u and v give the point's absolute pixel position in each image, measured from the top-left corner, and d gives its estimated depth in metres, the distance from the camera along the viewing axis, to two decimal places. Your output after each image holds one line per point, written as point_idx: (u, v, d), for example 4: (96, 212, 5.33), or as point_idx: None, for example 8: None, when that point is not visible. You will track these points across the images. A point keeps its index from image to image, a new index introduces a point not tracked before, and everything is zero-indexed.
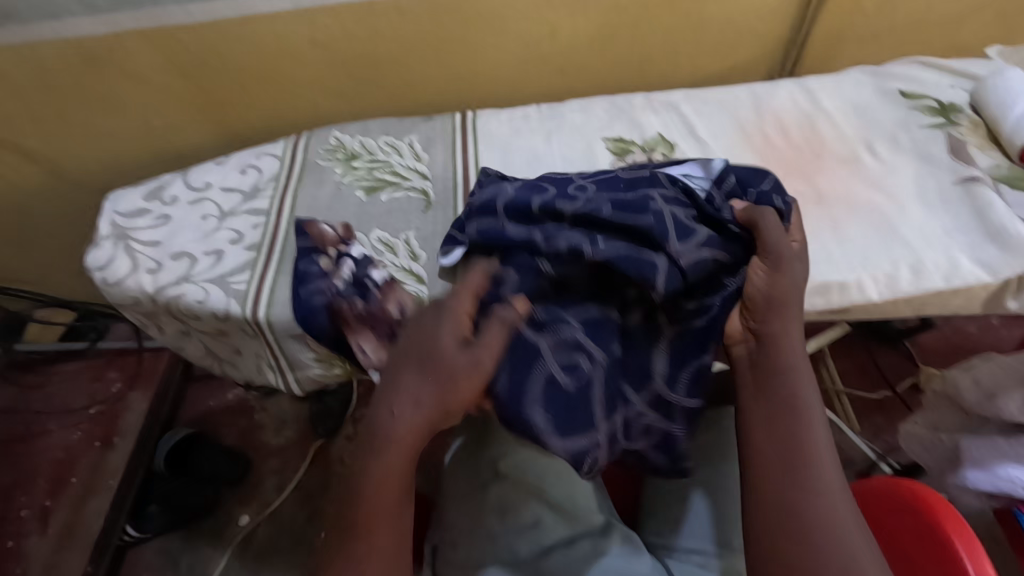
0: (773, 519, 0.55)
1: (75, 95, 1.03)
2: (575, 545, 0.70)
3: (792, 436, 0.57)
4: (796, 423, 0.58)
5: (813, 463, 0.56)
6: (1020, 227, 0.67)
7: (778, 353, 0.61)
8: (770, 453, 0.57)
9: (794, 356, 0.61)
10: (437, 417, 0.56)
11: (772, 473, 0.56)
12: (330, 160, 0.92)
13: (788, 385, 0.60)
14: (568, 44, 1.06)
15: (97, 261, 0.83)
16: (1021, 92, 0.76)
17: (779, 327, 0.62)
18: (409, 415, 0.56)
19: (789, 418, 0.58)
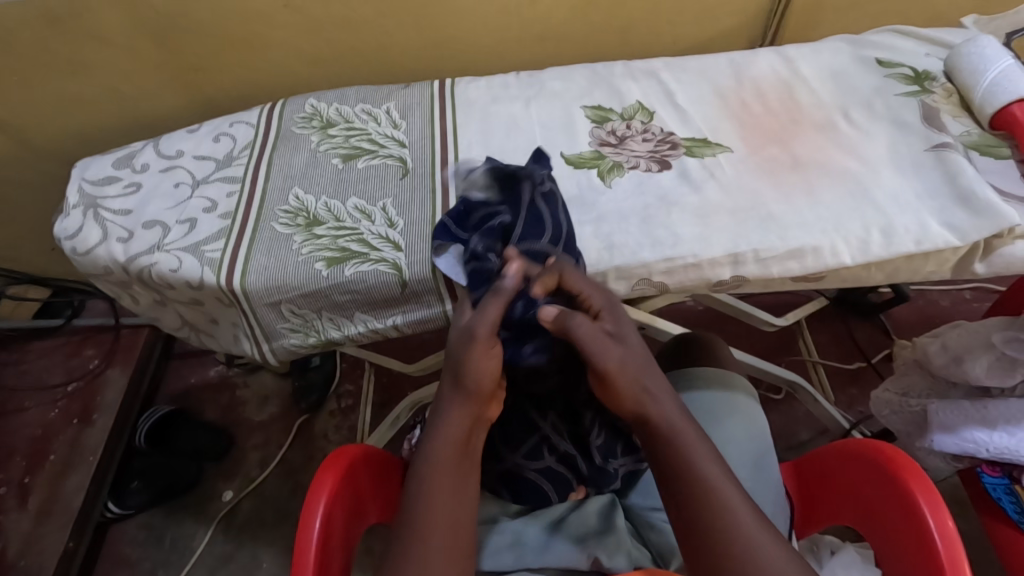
0: None
1: (39, 59, 1.00)
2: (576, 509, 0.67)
3: (704, 506, 0.53)
4: (699, 491, 0.54)
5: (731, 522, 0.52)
6: (988, 192, 0.68)
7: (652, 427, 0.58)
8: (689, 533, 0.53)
9: (670, 419, 0.58)
10: (478, 411, 0.60)
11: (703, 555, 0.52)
12: (305, 128, 0.90)
13: (676, 453, 0.56)
14: (549, 10, 1.05)
15: (66, 229, 0.82)
16: (993, 59, 0.77)
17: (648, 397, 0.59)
18: (453, 423, 0.59)
19: (675, 454, 0.56)
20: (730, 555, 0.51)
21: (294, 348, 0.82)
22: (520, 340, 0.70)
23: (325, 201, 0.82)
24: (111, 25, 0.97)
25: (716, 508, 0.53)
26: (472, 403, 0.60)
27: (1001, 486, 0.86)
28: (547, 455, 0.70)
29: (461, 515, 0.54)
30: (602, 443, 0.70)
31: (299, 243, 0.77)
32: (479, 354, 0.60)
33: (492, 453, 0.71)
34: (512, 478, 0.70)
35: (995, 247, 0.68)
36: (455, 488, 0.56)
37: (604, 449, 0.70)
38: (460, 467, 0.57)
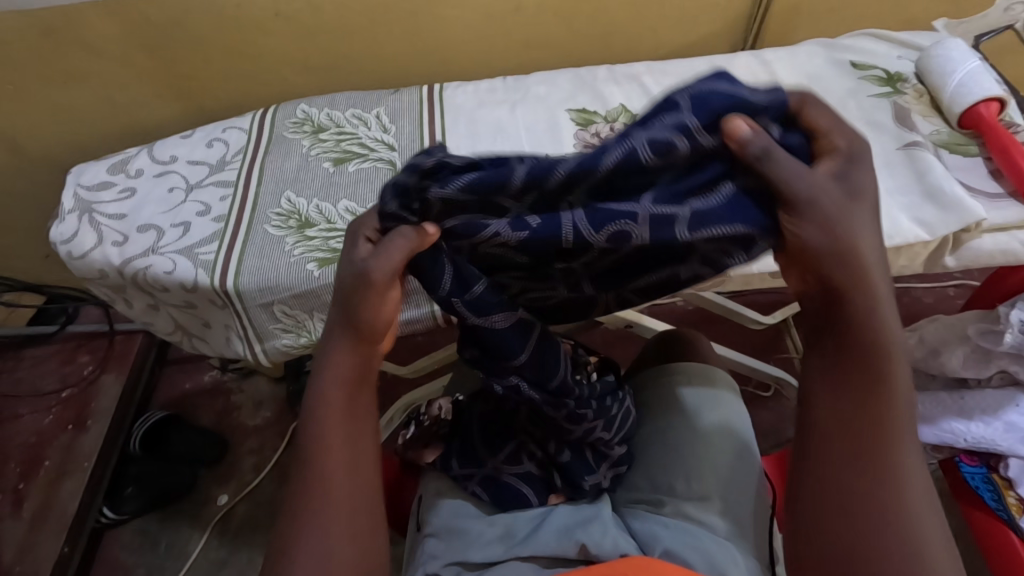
0: (822, 497, 0.46)
1: (34, 68, 1.02)
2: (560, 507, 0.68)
3: (862, 406, 0.47)
4: (871, 382, 0.47)
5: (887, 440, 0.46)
6: (956, 188, 0.71)
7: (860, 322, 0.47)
8: (829, 425, 0.48)
9: (884, 322, 0.47)
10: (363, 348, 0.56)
11: (832, 441, 0.47)
12: (297, 133, 0.92)
13: (877, 351, 0.47)
14: (534, 18, 1.07)
15: (61, 235, 0.83)
16: (960, 61, 0.80)
17: (872, 302, 0.47)
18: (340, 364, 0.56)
19: (862, 333, 0.47)
20: (861, 457, 0.46)
21: (286, 348, 0.83)
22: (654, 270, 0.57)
23: (317, 204, 0.83)
24: (104, 35, 0.99)
25: (875, 443, 0.46)
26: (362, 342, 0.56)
27: (979, 475, 0.88)
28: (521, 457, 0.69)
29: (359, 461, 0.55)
30: (570, 458, 0.68)
31: (291, 245, 0.79)
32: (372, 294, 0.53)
33: (471, 455, 0.71)
34: (493, 484, 0.69)
35: (962, 241, 0.71)
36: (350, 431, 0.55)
37: (579, 459, 0.68)
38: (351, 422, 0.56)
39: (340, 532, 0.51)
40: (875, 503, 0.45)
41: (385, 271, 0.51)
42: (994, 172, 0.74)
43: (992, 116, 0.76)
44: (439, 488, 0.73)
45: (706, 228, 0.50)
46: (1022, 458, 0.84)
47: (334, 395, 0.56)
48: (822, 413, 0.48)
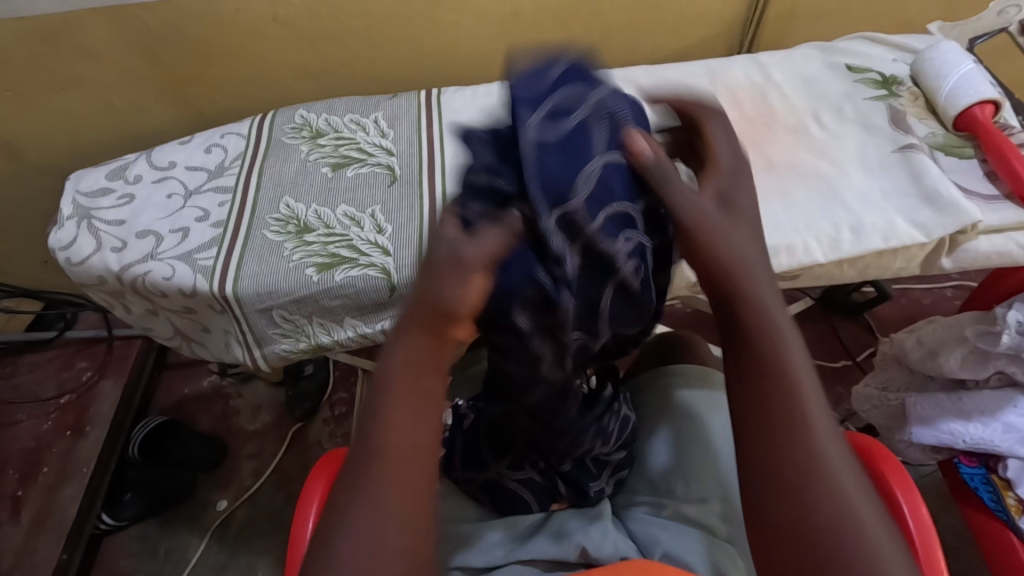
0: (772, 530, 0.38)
1: (32, 74, 1.02)
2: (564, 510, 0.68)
3: (774, 391, 0.40)
4: (771, 373, 0.40)
5: (803, 420, 0.39)
6: (952, 190, 0.71)
7: (742, 312, 0.42)
8: (755, 452, 0.39)
9: (760, 300, 0.42)
10: (439, 341, 0.44)
11: (753, 465, 0.39)
12: (295, 138, 0.92)
13: (758, 326, 0.42)
14: (532, 22, 1.08)
15: (60, 241, 0.83)
16: (954, 64, 0.80)
17: (735, 273, 0.43)
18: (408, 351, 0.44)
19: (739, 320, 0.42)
20: (787, 460, 0.38)
21: (285, 353, 0.83)
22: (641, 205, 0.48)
23: (315, 209, 0.84)
24: (102, 41, 0.99)
25: (792, 429, 0.39)
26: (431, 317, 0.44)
27: (978, 476, 0.89)
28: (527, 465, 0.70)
29: (419, 442, 0.42)
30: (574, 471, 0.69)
31: (290, 250, 0.79)
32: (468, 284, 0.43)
33: (474, 459, 0.71)
34: (496, 487, 0.70)
35: (959, 242, 0.71)
36: (412, 411, 0.42)
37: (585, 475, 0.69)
38: (413, 411, 0.43)
39: (386, 536, 0.39)
40: (821, 507, 0.37)
41: (480, 256, 0.43)
42: (989, 174, 0.74)
43: (987, 119, 0.76)
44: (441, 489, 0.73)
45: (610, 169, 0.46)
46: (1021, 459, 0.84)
47: (403, 392, 0.43)
48: (745, 459, 0.40)
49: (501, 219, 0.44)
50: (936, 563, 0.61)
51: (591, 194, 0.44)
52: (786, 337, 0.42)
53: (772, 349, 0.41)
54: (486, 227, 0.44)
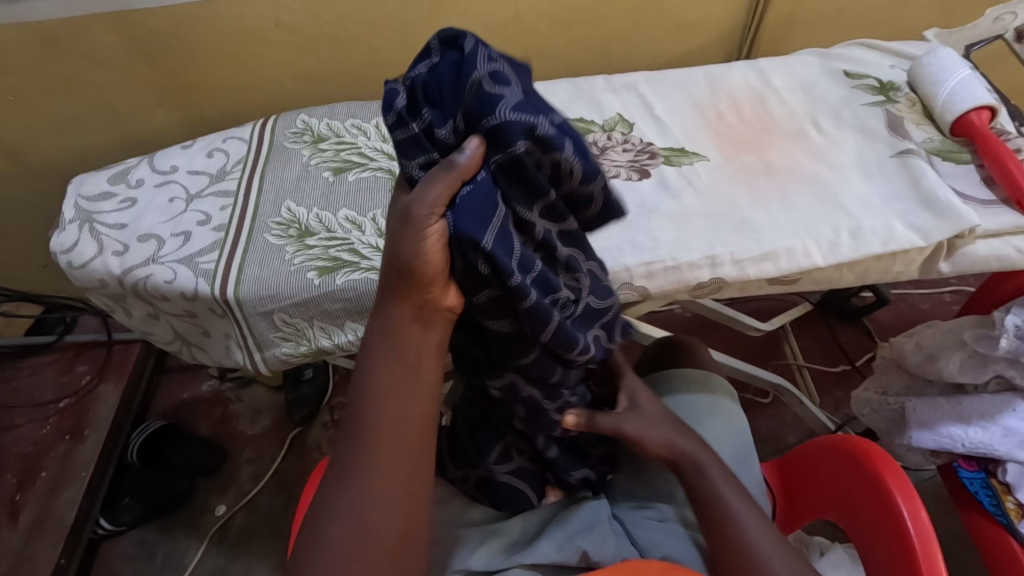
0: None
1: (34, 79, 1.03)
2: (564, 511, 0.69)
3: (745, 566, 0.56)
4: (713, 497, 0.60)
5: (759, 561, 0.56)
6: (950, 195, 0.72)
7: (700, 480, 0.61)
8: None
9: (696, 449, 0.63)
10: (416, 315, 0.51)
11: None
12: (296, 143, 0.93)
13: (708, 485, 0.60)
14: (532, 28, 1.08)
15: (62, 244, 0.83)
16: (951, 70, 0.81)
17: (703, 484, 0.61)
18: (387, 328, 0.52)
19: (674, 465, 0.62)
20: None
21: (286, 357, 0.83)
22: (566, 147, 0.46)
23: (317, 213, 0.84)
24: (104, 45, 1.00)
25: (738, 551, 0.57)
26: (416, 289, 0.50)
27: (977, 480, 0.89)
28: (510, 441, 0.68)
29: (410, 416, 0.52)
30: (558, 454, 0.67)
31: (291, 254, 0.80)
32: (415, 245, 0.47)
33: (463, 455, 0.70)
34: (488, 483, 0.68)
35: (957, 247, 0.71)
36: (402, 388, 0.52)
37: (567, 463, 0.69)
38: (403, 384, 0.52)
39: (383, 494, 0.50)
40: None
41: (424, 210, 0.45)
42: (987, 179, 0.75)
43: (983, 124, 0.77)
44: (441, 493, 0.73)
45: (526, 108, 0.44)
46: None
47: (383, 362, 0.52)
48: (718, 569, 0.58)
49: (451, 160, 0.44)
50: (936, 564, 0.60)
51: (504, 133, 0.43)
52: (727, 486, 0.60)
53: (715, 504, 0.59)
54: (432, 175, 0.45)
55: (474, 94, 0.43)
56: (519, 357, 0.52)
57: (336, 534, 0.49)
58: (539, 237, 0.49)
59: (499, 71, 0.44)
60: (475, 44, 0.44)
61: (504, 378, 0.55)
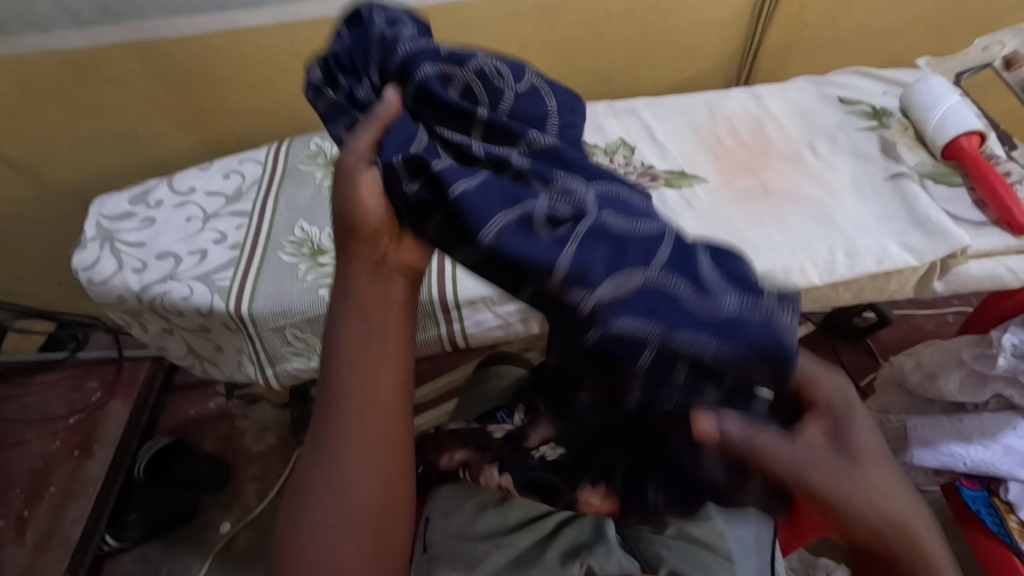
0: None
1: (60, 104, 1.07)
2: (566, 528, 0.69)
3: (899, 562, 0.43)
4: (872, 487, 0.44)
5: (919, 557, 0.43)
6: (942, 217, 0.74)
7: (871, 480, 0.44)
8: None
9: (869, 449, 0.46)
10: (372, 269, 0.55)
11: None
12: (310, 165, 0.96)
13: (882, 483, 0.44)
14: (536, 56, 1.13)
15: (83, 262, 0.86)
16: (941, 96, 0.84)
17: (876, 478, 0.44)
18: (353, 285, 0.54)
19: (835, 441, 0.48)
20: None
21: (296, 371, 0.86)
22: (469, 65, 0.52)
23: (329, 232, 0.87)
24: (127, 72, 1.05)
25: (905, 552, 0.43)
26: (366, 245, 0.54)
27: (981, 498, 0.89)
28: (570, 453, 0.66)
29: (381, 379, 0.52)
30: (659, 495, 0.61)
31: (304, 271, 0.82)
32: (355, 192, 0.52)
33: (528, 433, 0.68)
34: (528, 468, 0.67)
35: (950, 267, 0.74)
36: (368, 352, 0.52)
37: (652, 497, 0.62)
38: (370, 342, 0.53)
39: (358, 463, 0.50)
40: None
41: (359, 159, 0.52)
42: (977, 202, 0.77)
43: (973, 149, 0.80)
44: (447, 505, 0.74)
45: (422, 45, 0.53)
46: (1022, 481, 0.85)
47: (351, 318, 0.53)
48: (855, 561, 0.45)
49: (373, 112, 0.52)
50: None
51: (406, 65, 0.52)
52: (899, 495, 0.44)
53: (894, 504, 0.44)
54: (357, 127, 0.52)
55: (379, 43, 0.54)
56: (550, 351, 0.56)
57: (316, 509, 0.49)
58: (482, 154, 0.50)
59: (393, 18, 0.55)
60: (371, 8, 0.56)
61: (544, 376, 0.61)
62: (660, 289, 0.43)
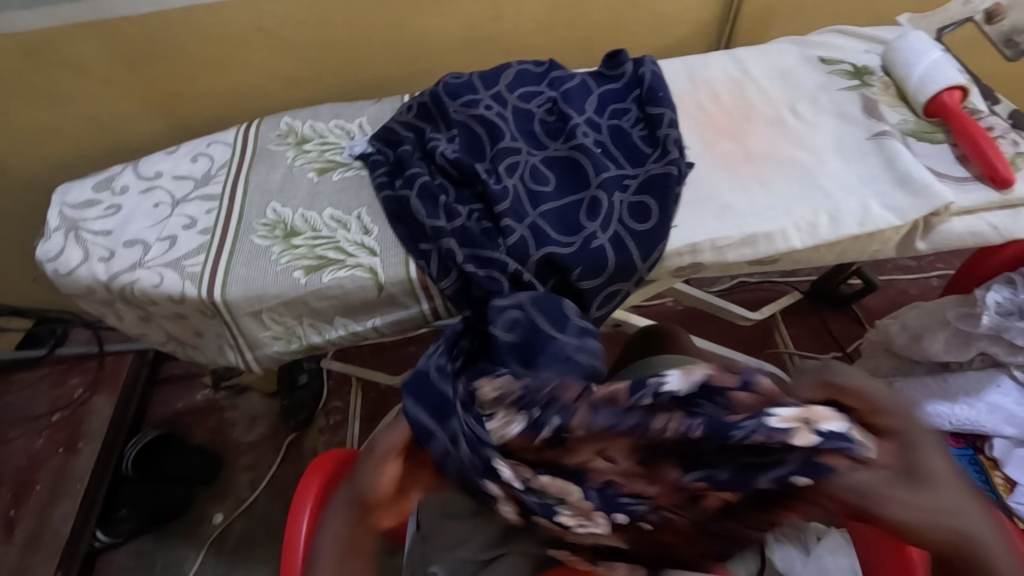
0: None
1: (17, 90, 1.03)
2: None
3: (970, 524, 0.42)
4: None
5: None
6: (923, 174, 0.73)
7: (915, 456, 0.45)
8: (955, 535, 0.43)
9: (936, 470, 0.44)
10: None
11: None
12: (281, 145, 0.93)
13: (953, 509, 0.42)
14: (513, 26, 1.10)
15: (48, 252, 0.84)
16: (922, 52, 0.82)
17: (923, 461, 0.45)
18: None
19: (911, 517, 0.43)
20: None
21: (276, 356, 0.84)
22: (412, 152, 0.86)
23: (302, 213, 0.84)
24: (87, 54, 1.00)
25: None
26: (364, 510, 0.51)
27: (966, 457, 0.89)
28: (462, 449, 0.52)
29: None
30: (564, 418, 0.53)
31: (278, 254, 0.80)
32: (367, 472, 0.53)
33: None
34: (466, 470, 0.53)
35: (933, 225, 0.73)
36: None
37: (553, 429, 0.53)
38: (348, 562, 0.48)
39: None
40: None
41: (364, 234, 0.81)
42: (961, 157, 0.76)
43: (955, 104, 0.78)
44: None
45: (383, 137, 0.90)
46: (1006, 438, 0.85)
47: None
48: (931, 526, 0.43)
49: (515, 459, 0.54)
50: None
51: (379, 140, 0.90)
52: (935, 468, 0.45)
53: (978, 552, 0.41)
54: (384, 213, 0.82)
55: (365, 144, 0.91)
56: (539, 206, 0.77)
57: None
58: (442, 141, 0.84)
59: (364, 139, 0.93)
60: (350, 143, 0.92)
61: (529, 219, 0.76)
62: (588, 84, 0.90)
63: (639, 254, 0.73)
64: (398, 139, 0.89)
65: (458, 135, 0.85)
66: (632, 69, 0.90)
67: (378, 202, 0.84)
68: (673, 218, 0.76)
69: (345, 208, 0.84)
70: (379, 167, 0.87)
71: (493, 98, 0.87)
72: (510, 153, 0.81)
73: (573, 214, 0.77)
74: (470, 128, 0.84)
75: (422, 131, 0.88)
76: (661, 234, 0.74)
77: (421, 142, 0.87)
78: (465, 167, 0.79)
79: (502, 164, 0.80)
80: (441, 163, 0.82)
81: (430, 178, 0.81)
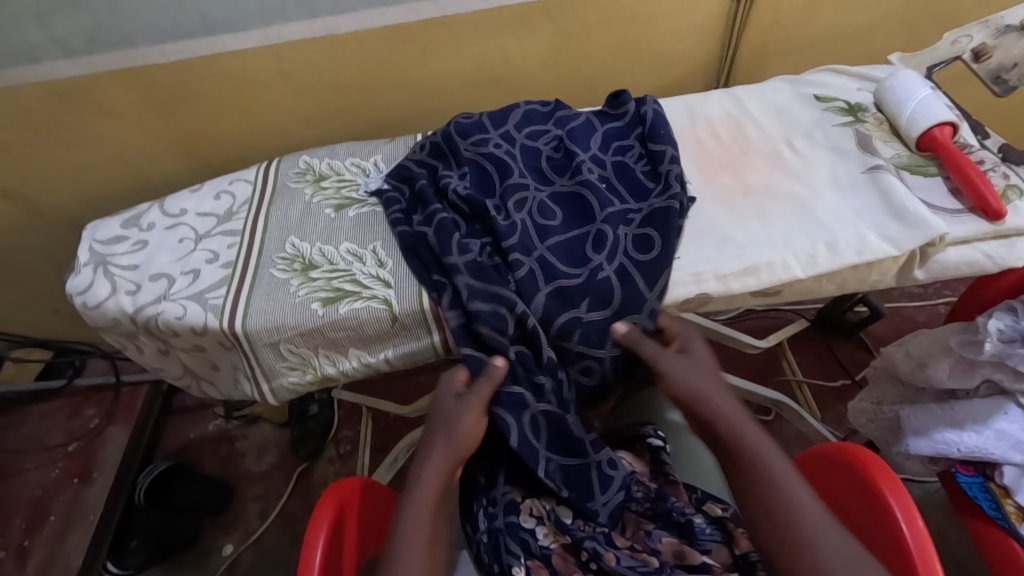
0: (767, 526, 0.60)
1: (52, 133, 1.08)
2: None
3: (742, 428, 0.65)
4: (767, 487, 0.61)
5: (767, 474, 0.62)
6: (918, 207, 0.76)
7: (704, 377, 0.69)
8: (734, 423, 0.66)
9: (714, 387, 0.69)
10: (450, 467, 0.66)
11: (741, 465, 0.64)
12: (299, 183, 0.98)
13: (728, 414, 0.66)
14: (520, 67, 1.15)
15: (77, 286, 0.87)
16: (913, 90, 0.86)
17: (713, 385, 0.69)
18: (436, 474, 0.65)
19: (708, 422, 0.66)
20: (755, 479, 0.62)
21: (292, 386, 0.86)
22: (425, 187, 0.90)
23: (319, 247, 0.88)
24: (117, 99, 1.06)
25: (753, 466, 0.62)
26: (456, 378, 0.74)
27: (976, 484, 0.89)
28: None
29: None
30: None
31: (296, 287, 0.83)
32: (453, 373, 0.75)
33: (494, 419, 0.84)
34: None
35: (929, 255, 0.76)
36: None
37: None
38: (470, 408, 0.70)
39: None
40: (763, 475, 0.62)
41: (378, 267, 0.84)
42: (954, 190, 0.79)
43: (946, 139, 0.82)
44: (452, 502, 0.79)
45: (397, 174, 0.94)
46: (1016, 465, 0.84)
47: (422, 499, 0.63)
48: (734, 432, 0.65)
49: None
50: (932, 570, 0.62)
51: (393, 177, 0.94)
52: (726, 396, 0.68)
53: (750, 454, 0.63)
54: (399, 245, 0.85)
55: (379, 181, 0.96)
56: (546, 240, 0.80)
57: None
58: (453, 178, 0.88)
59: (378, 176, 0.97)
60: (365, 180, 0.96)
61: (537, 251, 0.79)
62: (593, 123, 0.94)
63: (643, 284, 0.76)
64: (411, 176, 0.93)
65: (468, 172, 0.89)
66: (634, 108, 0.94)
67: (391, 235, 0.87)
68: (675, 250, 0.78)
69: (362, 241, 0.88)
70: (394, 202, 0.90)
71: (502, 137, 0.92)
72: (519, 188, 0.85)
73: (580, 247, 0.79)
74: (480, 166, 0.88)
75: (434, 168, 0.93)
76: (664, 266, 0.77)
77: (433, 179, 0.91)
78: (475, 204, 0.83)
79: (511, 197, 0.84)
80: (453, 199, 0.85)
81: (442, 213, 0.84)
